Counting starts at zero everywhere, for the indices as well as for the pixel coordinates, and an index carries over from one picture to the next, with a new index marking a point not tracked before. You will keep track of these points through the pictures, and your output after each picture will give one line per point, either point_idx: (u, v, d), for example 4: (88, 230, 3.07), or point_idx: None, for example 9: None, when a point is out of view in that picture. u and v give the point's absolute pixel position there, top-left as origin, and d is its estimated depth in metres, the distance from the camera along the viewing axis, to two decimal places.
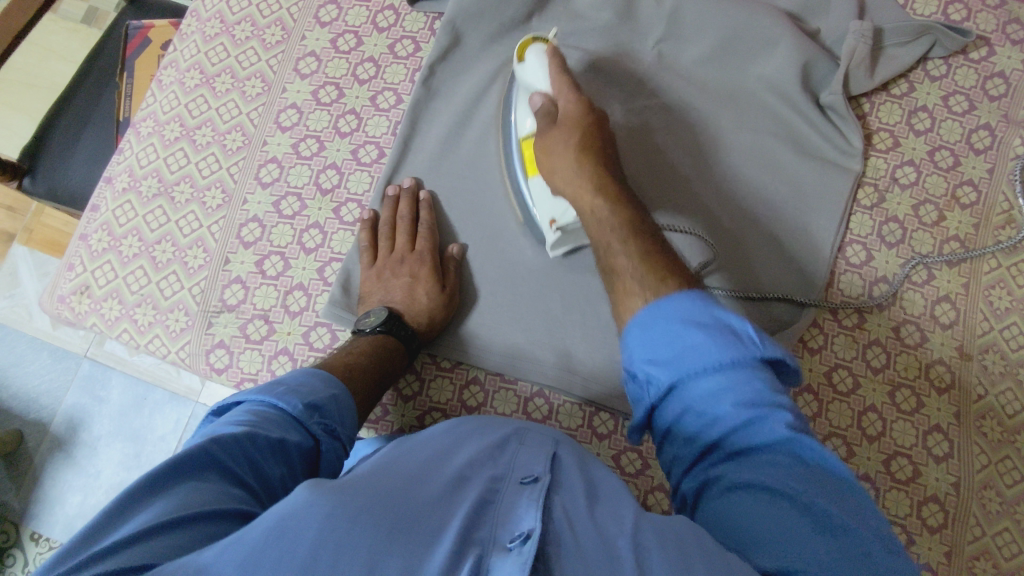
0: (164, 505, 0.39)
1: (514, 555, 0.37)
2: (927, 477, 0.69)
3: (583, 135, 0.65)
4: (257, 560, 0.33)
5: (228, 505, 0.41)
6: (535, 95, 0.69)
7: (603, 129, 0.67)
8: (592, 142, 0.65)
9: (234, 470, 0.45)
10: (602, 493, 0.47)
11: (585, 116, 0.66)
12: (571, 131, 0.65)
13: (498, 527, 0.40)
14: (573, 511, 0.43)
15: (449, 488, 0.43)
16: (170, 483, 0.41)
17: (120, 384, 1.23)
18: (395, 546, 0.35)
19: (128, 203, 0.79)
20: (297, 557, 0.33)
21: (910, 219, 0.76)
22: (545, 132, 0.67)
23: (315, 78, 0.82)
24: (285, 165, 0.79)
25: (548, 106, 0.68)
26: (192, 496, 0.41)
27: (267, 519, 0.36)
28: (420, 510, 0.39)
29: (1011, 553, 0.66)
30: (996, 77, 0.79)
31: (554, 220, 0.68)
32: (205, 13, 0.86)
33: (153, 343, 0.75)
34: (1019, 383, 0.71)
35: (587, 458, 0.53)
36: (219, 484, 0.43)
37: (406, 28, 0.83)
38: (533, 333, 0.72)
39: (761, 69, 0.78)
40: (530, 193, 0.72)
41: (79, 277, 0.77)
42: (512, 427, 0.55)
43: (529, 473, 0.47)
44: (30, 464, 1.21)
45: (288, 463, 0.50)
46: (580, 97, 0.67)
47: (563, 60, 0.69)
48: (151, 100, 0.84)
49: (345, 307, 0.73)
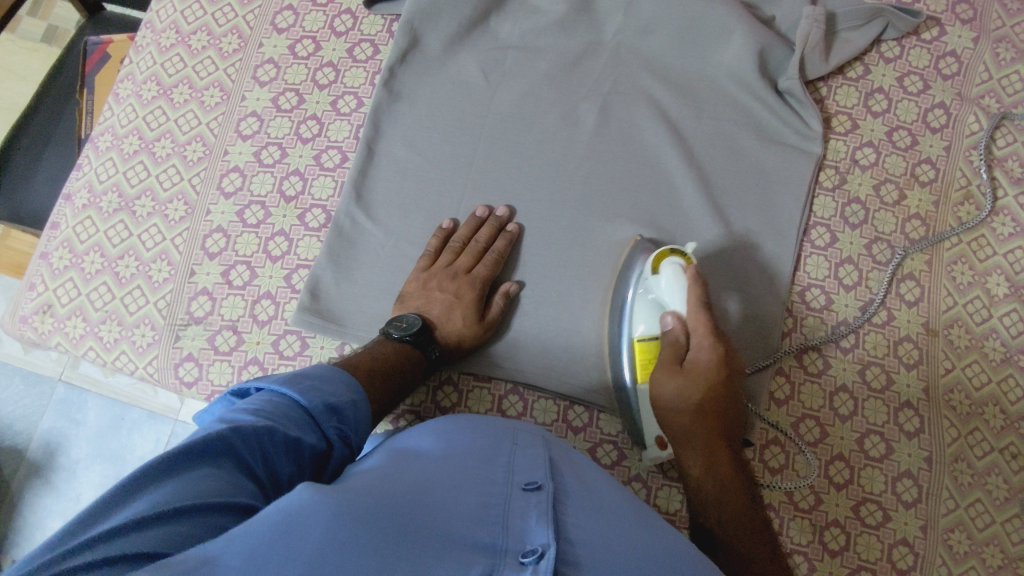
0: (171, 491, 0.42)
1: (530, 572, 0.39)
2: (899, 453, 0.69)
3: (706, 394, 0.60)
4: (261, 554, 0.36)
5: (235, 499, 0.44)
6: (667, 314, 0.63)
7: (731, 388, 0.61)
8: (717, 403, 0.60)
9: (248, 461, 0.47)
10: (600, 501, 0.50)
11: (722, 369, 0.60)
12: (693, 387, 0.60)
13: (508, 536, 0.43)
14: (579, 521, 0.46)
15: (453, 493, 0.46)
16: (189, 464, 0.44)
17: (96, 406, 1.21)
18: (404, 551, 0.38)
19: (89, 219, 0.78)
20: (308, 552, 0.36)
21: (872, 199, 0.77)
22: (657, 396, 0.62)
23: (274, 85, 0.81)
24: (247, 173, 0.78)
25: (679, 335, 0.62)
26: (203, 484, 0.43)
27: (276, 515, 0.39)
28: (424, 514, 0.43)
29: (985, 523, 0.67)
30: (948, 56, 0.81)
31: (659, 440, 0.65)
32: (160, 24, 0.85)
33: (120, 359, 0.74)
34: (985, 355, 0.72)
35: (576, 461, 0.56)
36: (231, 475, 0.45)
37: (365, 32, 0.83)
38: (543, 341, 0.72)
39: (719, 57, 0.78)
40: (635, 397, 0.67)
41: (41, 296, 0.76)
42: (507, 430, 0.56)
43: (530, 478, 0.49)
44: (7, 492, 1.19)
45: (297, 462, 0.52)
46: (718, 349, 0.60)
47: (703, 284, 0.63)
48: (109, 114, 0.83)
49: (316, 313, 0.72)
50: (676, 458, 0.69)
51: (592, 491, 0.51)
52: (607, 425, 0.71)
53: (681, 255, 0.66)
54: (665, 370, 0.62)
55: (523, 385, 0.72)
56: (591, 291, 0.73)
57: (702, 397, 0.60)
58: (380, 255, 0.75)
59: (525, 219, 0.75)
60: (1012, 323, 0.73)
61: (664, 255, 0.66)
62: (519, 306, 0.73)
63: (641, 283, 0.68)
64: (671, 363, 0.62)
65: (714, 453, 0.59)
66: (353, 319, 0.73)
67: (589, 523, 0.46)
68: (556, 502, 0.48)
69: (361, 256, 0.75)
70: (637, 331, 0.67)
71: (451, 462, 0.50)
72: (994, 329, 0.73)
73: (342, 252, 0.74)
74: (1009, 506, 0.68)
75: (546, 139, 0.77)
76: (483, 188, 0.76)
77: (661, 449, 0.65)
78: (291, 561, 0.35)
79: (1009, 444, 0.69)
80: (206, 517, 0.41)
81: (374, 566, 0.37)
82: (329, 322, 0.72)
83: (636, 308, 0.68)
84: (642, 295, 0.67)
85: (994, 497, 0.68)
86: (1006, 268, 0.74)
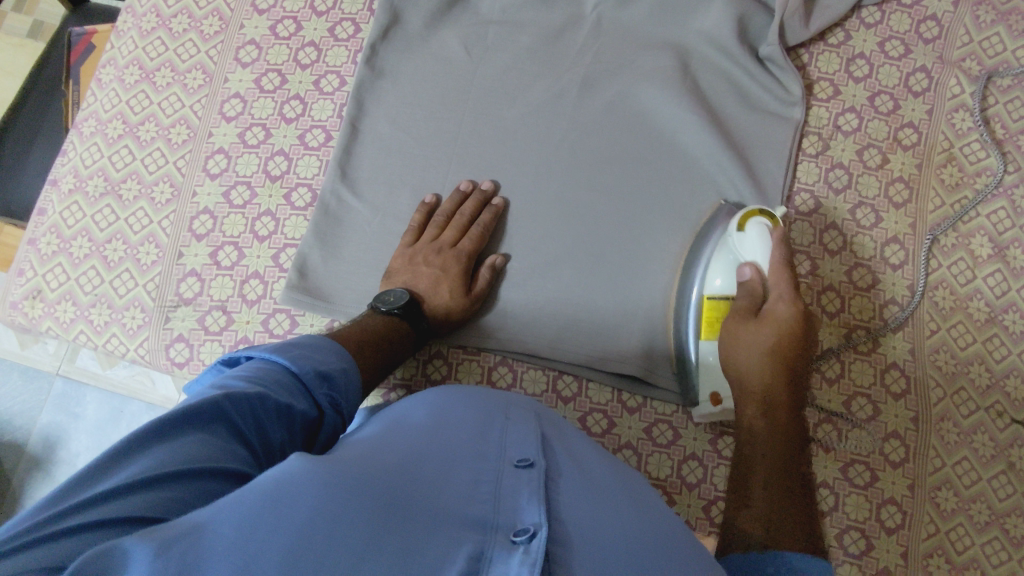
0: (165, 456, 0.43)
1: (521, 552, 0.39)
2: (886, 414, 0.70)
3: (781, 336, 0.61)
4: (250, 525, 0.36)
5: (228, 464, 0.45)
6: (745, 266, 0.66)
7: (809, 339, 0.62)
8: (791, 345, 0.61)
9: (241, 427, 0.48)
10: (593, 478, 0.50)
11: (796, 325, 0.62)
12: (770, 329, 0.62)
13: (500, 513, 0.43)
14: (569, 500, 0.46)
15: (444, 468, 0.46)
16: (181, 430, 0.45)
17: (94, 399, 1.22)
18: (393, 527, 0.38)
19: (75, 204, 0.78)
20: (297, 525, 0.36)
21: (855, 164, 0.77)
22: (735, 339, 0.63)
23: (256, 66, 0.81)
24: (232, 155, 0.79)
25: (756, 286, 0.65)
26: (196, 450, 0.44)
27: (264, 488, 0.39)
28: (414, 489, 0.43)
29: (971, 481, 0.68)
30: (929, 20, 0.81)
31: (715, 392, 0.67)
32: (141, 9, 0.85)
33: (111, 342, 0.74)
34: (969, 316, 0.73)
35: (567, 434, 0.56)
36: (224, 440, 0.46)
37: (345, 10, 0.83)
38: (533, 309, 0.73)
39: (700, 25, 0.79)
40: (698, 354, 0.68)
41: (31, 282, 0.76)
42: (500, 404, 0.56)
43: (522, 454, 0.49)
44: (9, 487, 1.20)
45: (290, 429, 0.52)
46: (796, 300, 0.62)
47: (788, 248, 0.65)
48: (92, 99, 0.83)
49: (304, 291, 0.72)
50: (666, 425, 0.70)
51: (583, 466, 0.51)
52: (597, 395, 0.72)
53: (768, 218, 0.68)
54: (738, 316, 0.64)
55: (513, 356, 0.73)
56: (575, 264, 0.73)
57: (776, 346, 0.61)
58: (367, 231, 0.75)
59: (510, 194, 0.76)
60: (995, 283, 0.73)
61: (749, 215, 0.68)
62: (505, 277, 0.74)
63: (721, 242, 0.70)
64: (748, 309, 0.64)
65: (773, 398, 0.61)
66: (341, 296, 0.73)
67: (580, 501, 0.46)
68: (546, 480, 0.48)
69: (348, 234, 0.75)
70: (713, 286, 0.68)
71: (442, 435, 0.50)
72: (978, 290, 0.73)
73: (329, 229, 0.75)
74: (995, 462, 0.69)
75: (529, 113, 0.78)
76: (469, 161, 0.77)
77: (715, 406, 0.67)
78: (280, 535, 0.36)
79: (995, 402, 0.70)
80: (200, 483, 0.42)
81: (364, 541, 0.37)
82: (317, 300, 0.72)
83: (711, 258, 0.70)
84: (721, 245, 0.69)
85: (981, 455, 0.69)
86: (989, 229, 0.75)
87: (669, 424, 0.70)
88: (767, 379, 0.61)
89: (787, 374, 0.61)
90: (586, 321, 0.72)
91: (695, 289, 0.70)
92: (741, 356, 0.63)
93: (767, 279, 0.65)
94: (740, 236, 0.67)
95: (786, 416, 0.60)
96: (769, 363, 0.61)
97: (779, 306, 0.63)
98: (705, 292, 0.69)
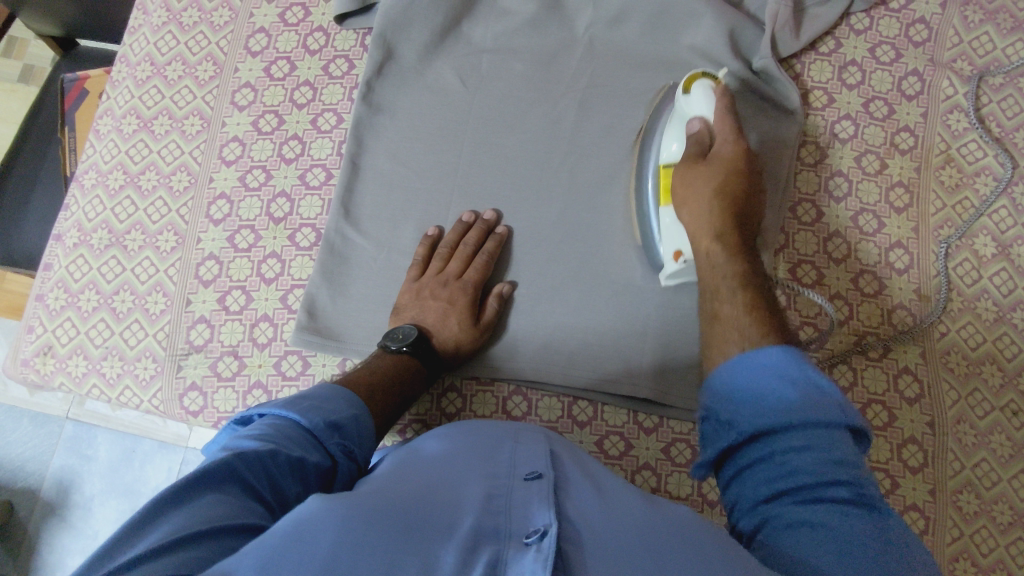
0: (185, 519, 0.43)
1: (534, 550, 0.40)
2: (902, 419, 0.70)
3: (727, 176, 0.65)
4: (276, 561, 0.36)
5: (247, 521, 0.44)
6: (693, 120, 0.68)
7: (751, 186, 0.66)
8: (734, 184, 0.65)
9: (255, 485, 0.48)
10: (605, 487, 0.50)
11: (737, 160, 0.66)
12: (716, 172, 0.66)
13: (513, 522, 0.43)
14: (583, 506, 0.46)
15: (457, 488, 0.47)
16: (197, 493, 0.45)
17: (106, 441, 1.21)
18: (413, 547, 0.39)
19: (81, 257, 0.78)
20: (320, 556, 0.37)
21: (854, 170, 0.77)
22: (684, 183, 0.67)
23: (253, 108, 0.82)
24: (234, 199, 0.79)
25: (703, 136, 0.67)
26: (214, 509, 0.44)
27: (285, 526, 0.39)
28: (430, 510, 0.43)
29: (992, 482, 0.68)
30: (917, 23, 0.81)
31: (680, 251, 0.68)
32: (135, 58, 0.86)
33: (124, 394, 0.74)
34: (978, 316, 0.73)
35: (581, 455, 0.55)
36: (240, 500, 0.46)
37: (338, 48, 0.83)
38: (542, 334, 0.73)
39: (691, 41, 0.79)
40: (658, 222, 0.71)
41: (41, 338, 0.77)
42: (508, 429, 0.57)
43: (532, 469, 0.49)
44: (25, 534, 1.19)
45: (305, 482, 0.52)
46: (738, 139, 0.66)
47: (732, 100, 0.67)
48: (91, 151, 0.83)
49: (314, 332, 0.73)
50: (684, 444, 0.70)
51: (594, 477, 0.51)
52: (612, 418, 0.72)
53: (711, 78, 0.69)
54: (689, 163, 0.68)
55: (525, 385, 0.73)
56: (580, 287, 0.73)
57: (720, 181, 0.65)
58: (374, 268, 0.76)
59: (513, 221, 0.76)
60: (1001, 282, 0.74)
61: (693, 78, 0.69)
62: (513, 306, 0.74)
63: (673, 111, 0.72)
64: (694, 155, 0.68)
65: (730, 235, 0.64)
66: (351, 333, 0.74)
67: (592, 507, 0.46)
68: (557, 490, 0.48)
69: (354, 271, 0.75)
70: (670, 151, 0.71)
71: (455, 463, 0.51)
72: (984, 290, 0.74)
73: (335, 268, 0.75)
74: (1014, 462, 0.69)
75: (527, 139, 0.78)
76: (472, 192, 0.77)
77: (677, 262, 0.68)
78: (304, 565, 0.36)
79: (1009, 401, 0.70)
80: (222, 540, 0.42)
81: (386, 562, 0.37)
82: (328, 339, 0.73)
83: (668, 128, 0.72)
84: (673, 115, 0.71)
85: (998, 456, 0.69)
86: (991, 228, 0.75)
87: (686, 443, 0.70)
88: (720, 223, 0.64)
89: (733, 206, 0.65)
90: (595, 345, 0.72)
91: (654, 166, 0.73)
92: (692, 202, 0.66)
93: (714, 129, 0.67)
94: (688, 99, 0.69)
95: (743, 264, 0.63)
96: (733, 254, 0.64)
97: (723, 131, 0.66)
98: (663, 161, 0.71)
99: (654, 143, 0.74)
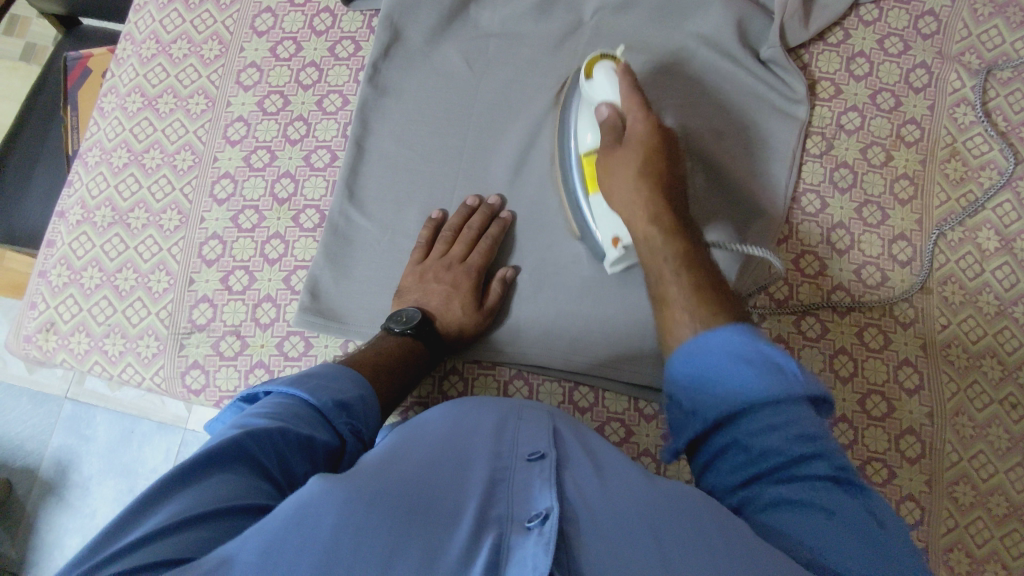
0: (193, 498, 0.43)
1: (536, 534, 0.39)
2: (901, 411, 0.70)
3: (646, 159, 0.63)
4: (278, 547, 0.36)
5: (256, 499, 0.44)
6: (602, 106, 0.67)
7: (668, 151, 0.64)
8: (656, 163, 0.63)
9: (264, 463, 0.48)
10: (604, 464, 0.50)
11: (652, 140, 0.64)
12: (634, 152, 0.64)
13: (515, 506, 0.43)
14: (582, 484, 0.45)
15: (460, 471, 0.46)
16: (207, 471, 0.45)
17: (105, 420, 1.22)
18: (415, 529, 0.38)
19: (84, 235, 0.78)
20: (323, 540, 0.36)
21: (860, 162, 0.77)
22: (610, 179, 0.65)
23: (258, 89, 0.82)
24: (238, 178, 0.79)
25: (614, 120, 0.66)
26: (223, 487, 0.44)
27: (287, 509, 0.39)
28: (433, 493, 0.43)
29: (988, 473, 0.69)
30: (927, 15, 0.81)
31: (617, 238, 0.67)
32: (140, 35, 0.85)
33: (126, 371, 0.75)
34: (979, 309, 0.73)
35: (582, 429, 0.55)
36: (249, 477, 0.46)
37: (344, 29, 0.83)
38: (544, 320, 0.73)
39: (699, 27, 0.79)
40: (588, 209, 0.70)
41: (43, 314, 0.77)
42: (510, 407, 0.56)
43: (533, 449, 0.49)
44: (23, 512, 1.20)
45: (313, 460, 0.52)
46: (648, 118, 0.64)
47: (634, 78, 0.67)
48: (95, 129, 0.83)
49: (316, 313, 0.73)
50: None
51: (596, 457, 0.50)
52: (612, 404, 0.72)
53: (611, 60, 0.69)
54: (606, 151, 0.65)
55: (527, 370, 0.73)
56: (582, 274, 0.73)
57: (641, 159, 0.63)
58: (377, 250, 0.76)
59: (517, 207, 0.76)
60: (1004, 276, 0.74)
61: (594, 62, 0.69)
62: (516, 290, 0.74)
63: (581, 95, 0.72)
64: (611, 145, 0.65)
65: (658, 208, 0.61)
66: (353, 316, 0.74)
67: (591, 485, 0.46)
68: (558, 469, 0.47)
69: (358, 254, 0.76)
70: (586, 143, 0.70)
71: (458, 443, 0.50)
72: (986, 283, 0.74)
73: (338, 250, 0.75)
74: (1011, 454, 0.69)
75: (532, 123, 0.78)
76: (477, 176, 0.77)
77: (616, 249, 0.67)
78: (306, 551, 0.36)
79: (1008, 394, 0.71)
80: (229, 518, 0.42)
81: (388, 542, 0.37)
82: (330, 321, 0.73)
83: (581, 117, 0.71)
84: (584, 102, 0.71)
85: (995, 449, 0.69)
86: (995, 222, 0.75)
87: None
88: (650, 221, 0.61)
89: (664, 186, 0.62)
90: (597, 330, 0.72)
91: (574, 155, 0.72)
92: (618, 184, 0.64)
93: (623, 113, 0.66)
94: (591, 84, 0.68)
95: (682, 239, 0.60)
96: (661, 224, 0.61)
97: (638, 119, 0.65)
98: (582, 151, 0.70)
99: (570, 135, 0.73)
